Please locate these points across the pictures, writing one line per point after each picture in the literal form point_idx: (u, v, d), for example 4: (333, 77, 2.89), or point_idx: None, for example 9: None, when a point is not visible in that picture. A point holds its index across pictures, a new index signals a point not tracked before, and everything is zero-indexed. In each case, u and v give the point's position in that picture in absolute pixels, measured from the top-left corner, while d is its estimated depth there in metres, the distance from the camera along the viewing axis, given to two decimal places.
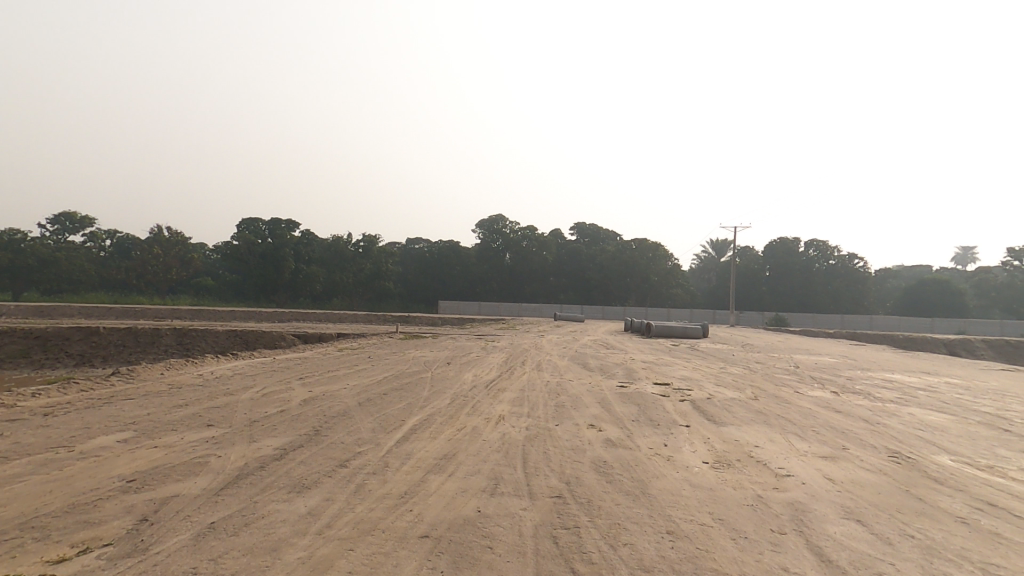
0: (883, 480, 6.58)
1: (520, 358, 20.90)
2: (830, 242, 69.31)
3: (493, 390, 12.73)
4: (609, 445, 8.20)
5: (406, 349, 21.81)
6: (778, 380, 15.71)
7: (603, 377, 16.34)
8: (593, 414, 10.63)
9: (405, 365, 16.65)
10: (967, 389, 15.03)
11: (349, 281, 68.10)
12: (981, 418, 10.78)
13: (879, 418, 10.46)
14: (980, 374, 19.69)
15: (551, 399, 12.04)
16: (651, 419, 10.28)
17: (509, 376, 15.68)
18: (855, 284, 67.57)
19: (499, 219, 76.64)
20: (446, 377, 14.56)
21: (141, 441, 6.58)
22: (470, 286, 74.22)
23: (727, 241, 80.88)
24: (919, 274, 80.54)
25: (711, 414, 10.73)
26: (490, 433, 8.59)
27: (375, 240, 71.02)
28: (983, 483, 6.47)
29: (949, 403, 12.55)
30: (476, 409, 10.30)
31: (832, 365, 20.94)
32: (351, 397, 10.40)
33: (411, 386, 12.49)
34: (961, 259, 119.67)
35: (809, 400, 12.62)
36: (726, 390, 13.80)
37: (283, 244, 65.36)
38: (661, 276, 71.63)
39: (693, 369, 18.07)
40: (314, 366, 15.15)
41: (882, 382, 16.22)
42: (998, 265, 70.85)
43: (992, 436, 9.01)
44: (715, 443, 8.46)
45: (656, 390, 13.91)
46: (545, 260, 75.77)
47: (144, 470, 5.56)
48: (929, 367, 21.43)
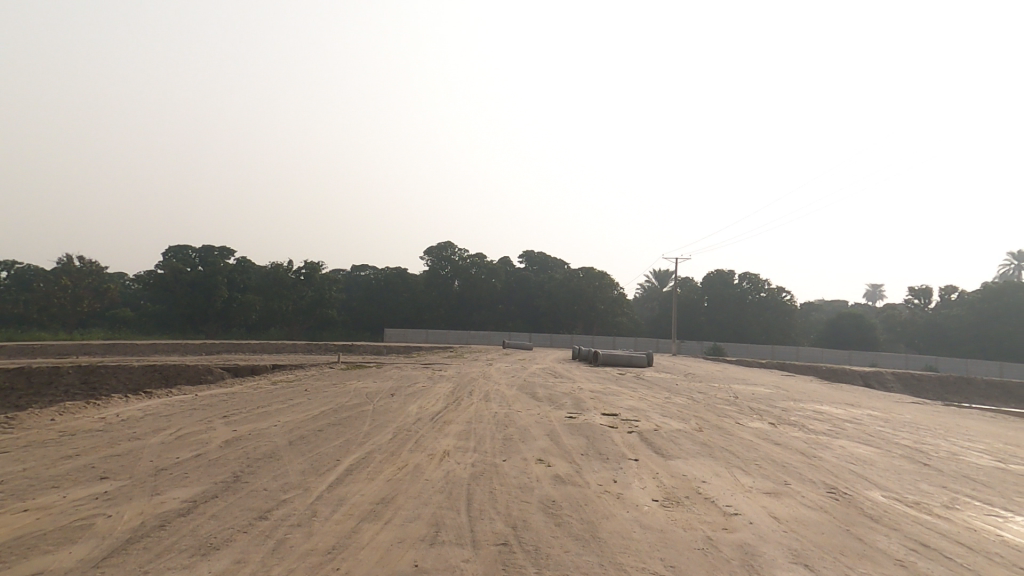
0: (824, 518, 6.62)
1: (466, 388, 20.40)
2: (761, 276, 73.05)
3: (437, 423, 12.21)
4: (558, 482, 7.91)
5: (346, 380, 20.78)
6: (720, 411, 15.98)
7: (551, 408, 16.07)
8: (541, 447, 10.33)
9: (344, 397, 15.83)
10: (889, 421, 15.81)
11: (289, 309, 65.28)
12: (904, 451, 11.27)
13: (815, 451, 10.73)
14: (898, 406, 20.90)
15: (498, 432, 11.64)
16: (600, 451, 10.11)
17: (454, 407, 15.16)
18: (784, 316, 71.34)
19: (447, 246, 76.24)
20: (388, 409, 13.89)
21: (11, 503, 5.97)
22: (417, 314, 72.76)
23: (669, 272, 83.80)
24: (839, 308, 86.16)
25: (658, 447, 10.68)
26: (432, 471, 8.09)
27: (318, 267, 68.75)
28: (915, 521, 6.61)
29: (875, 435, 13.11)
30: (419, 444, 9.77)
31: (768, 395, 21.65)
32: (281, 435, 9.65)
33: (349, 420, 11.80)
34: (873, 296, 129.60)
35: (750, 431, 12.83)
36: (671, 421, 13.87)
37: (215, 272, 62.88)
38: (606, 305, 72.93)
39: (639, 399, 18.13)
40: (242, 401, 14.08)
41: (814, 413, 16.83)
42: (903, 303, 77.15)
43: (917, 469, 9.37)
44: (664, 478, 8.35)
45: (604, 420, 13.79)
46: (494, 288, 75.68)
47: (8, 539, 4.98)
48: (854, 398, 22.56)
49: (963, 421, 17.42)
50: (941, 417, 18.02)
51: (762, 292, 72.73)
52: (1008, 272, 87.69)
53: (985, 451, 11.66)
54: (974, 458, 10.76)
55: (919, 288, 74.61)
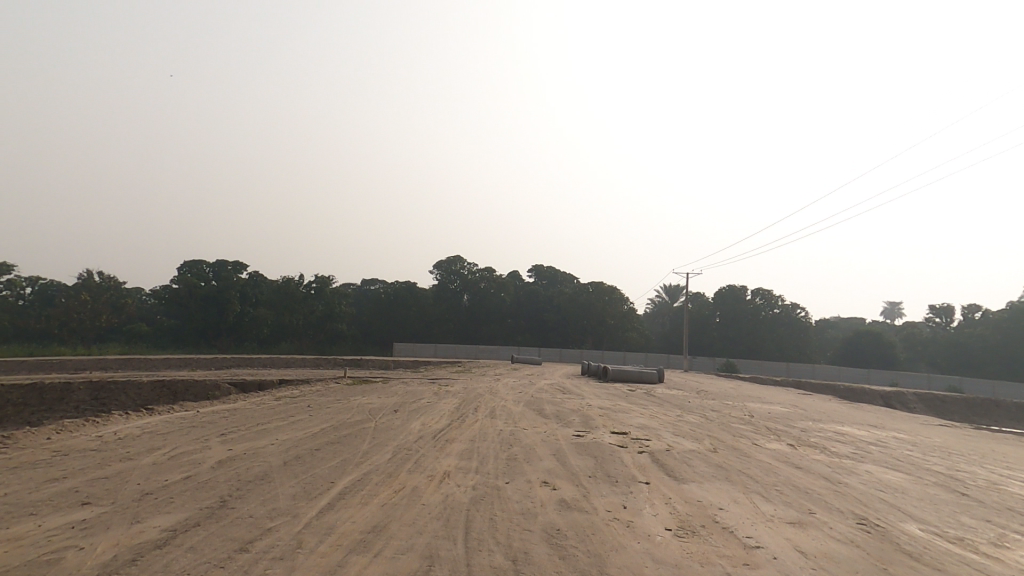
0: (856, 554, 6.06)
1: (472, 404, 19.88)
2: (775, 292, 71.90)
3: (440, 441, 11.78)
4: (563, 508, 7.41)
5: (350, 396, 20.42)
6: (735, 431, 15.34)
7: (559, 425, 15.54)
8: (547, 468, 9.81)
9: (346, 414, 15.44)
10: (916, 444, 15.04)
11: (299, 323, 65.56)
12: (936, 478, 10.60)
13: (840, 476, 10.11)
14: (923, 428, 20.03)
15: (502, 452, 11.14)
16: (608, 473, 9.57)
17: (459, 424, 14.69)
18: (799, 332, 70.05)
19: (457, 260, 76.08)
20: (390, 427, 13.46)
21: None
22: (427, 328, 72.50)
23: (680, 287, 82.96)
24: (855, 326, 84.56)
25: (670, 469, 10.12)
26: (431, 495, 7.63)
27: (328, 281, 68.91)
28: (958, 559, 6.02)
29: (902, 460, 12.44)
30: (419, 465, 9.30)
31: (784, 414, 20.92)
32: (276, 455, 9.23)
33: (348, 439, 11.37)
34: (889, 312, 127.35)
35: (768, 453, 12.21)
36: (684, 441, 13.28)
37: (228, 286, 62.87)
38: (617, 320, 72.11)
39: (650, 417, 17.53)
40: (242, 417, 13.74)
41: (835, 434, 16.10)
42: (922, 321, 75.43)
43: (952, 499, 8.76)
44: (678, 504, 7.82)
45: (614, 440, 13.22)
46: (503, 302, 75.34)
47: None
48: (875, 418, 21.74)
49: (994, 446, 16.61)
50: (969, 441, 17.20)
51: (777, 308, 71.50)
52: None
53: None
54: (1013, 488, 10.09)
55: (939, 306, 73.04)
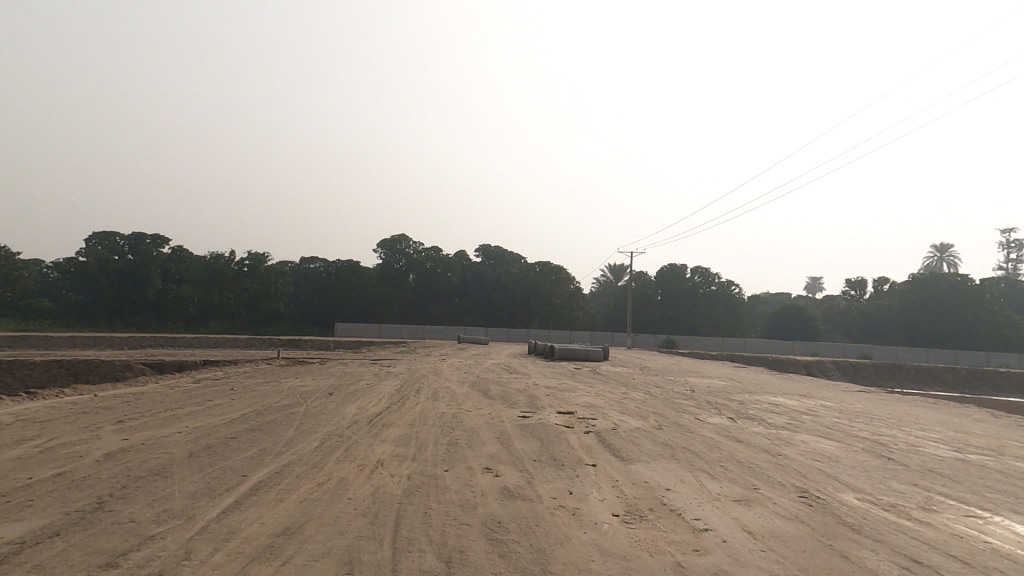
0: (801, 530, 5.91)
1: (413, 386, 19.09)
2: (712, 270, 74.69)
3: (376, 427, 11.00)
4: (505, 496, 6.91)
5: (282, 378, 19.16)
6: (678, 407, 15.41)
7: (503, 406, 15.06)
8: (490, 453, 9.29)
9: (274, 398, 14.31)
10: (843, 413, 15.67)
11: (230, 302, 61.97)
12: (865, 444, 10.91)
13: (779, 448, 10.19)
14: (846, 396, 21.10)
15: (442, 436, 10.51)
16: (554, 456, 9.18)
17: (398, 408, 13.95)
18: (733, 308, 73.28)
19: (402, 239, 73.82)
20: (322, 411, 12.53)
21: None
22: (371, 308, 70.38)
23: (624, 266, 84.74)
24: (782, 302, 89.66)
25: (616, 449, 9.86)
26: (358, 487, 6.89)
27: (263, 259, 65.28)
28: (899, 530, 5.99)
29: (833, 428, 12.81)
30: (348, 454, 8.53)
31: (723, 388, 21.47)
32: (181, 447, 8.22)
33: (272, 425, 10.39)
34: (812, 288, 135.82)
35: (710, 428, 12.24)
36: (629, 419, 13.13)
37: (147, 262, 58.45)
38: (562, 298, 72.70)
39: (595, 395, 17.37)
40: (150, 403, 12.38)
41: (770, 406, 16.56)
42: (841, 296, 80.87)
43: (882, 466, 8.94)
44: (625, 487, 7.50)
45: (559, 420, 12.88)
46: (449, 281, 74.25)
47: None
48: (804, 388, 22.71)
49: (910, 409, 17.61)
50: (889, 406, 18.15)
51: (713, 286, 74.40)
52: (930, 264, 93.84)
53: (942, 441, 11.47)
54: (934, 450, 10.49)
55: (855, 280, 78.41)
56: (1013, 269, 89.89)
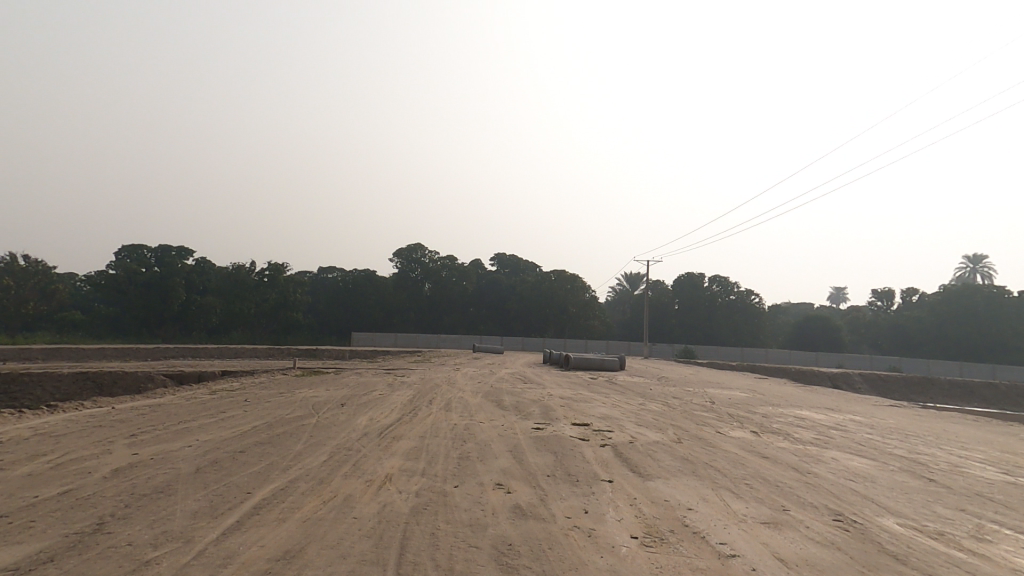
0: (839, 559, 5.47)
1: (427, 396, 18.84)
2: (730, 279, 73.49)
3: (387, 439, 10.73)
4: (518, 516, 6.57)
5: (295, 388, 19.06)
6: (698, 419, 14.91)
7: (517, 418, 14.71)
8: (502, 468, 8.94)
9: (286, 409, 14.15)
10: (873, 428, 15.00)
11: (251, 312, 62.68)
12: (900, 463, 10.34)
13: (808, 466, 9.69)
14: (875, 410, 20.31)
15: (454, 449, 10.21)
16: (569, 471, 8.82)
17: (411, 419, 13.69)
18: (753, 318, 71.88)
19: (418, 248, 74.04)
20: (333, 423, 12.32)
21: None
22: (387, 317, 70.54)
23: (641, 275, 83.87)
24: (804, 312, 87.83)
25: (635, 464, 9.46)
26: (365, 505, 6.61)
27: (282, 269, 66.01)
28: (946, 561, 5.52)
29: (864, 445, 12.22)
30: (357, 469, 8.27)
31: (744, 400, 20.82)
32: (187, 460, 8.03)
33: (282, 438, 10.21)
34: (835, 298, 132.98)
35: (733, 443, 11.73)
36: (648, 432, 12.69)
37: (171, 273, 59.58)
38: (579, 308, 72.08)
39: (612, 406, 16.94)
40: (162, 414, 12.30)
41: (795, 420, 15.94)
42: (865, 305, 78.91)
43: (921, 487, 8.40)
44: (644, 506, 7.10)
45: (575, 433, 12.49)
46: (465, 290, 74.18)
47: None
48: (830, 402, 21.95)
49: (944, 426, 16.84)
50: (921, 422, 17.39)
51: (732, 295, 73.13)
52: (961, 276, 91.11)
53: (984, 462, 10.83)
54: (976, 471, 9.89)
55: (880, 289, 76.55)
56: None
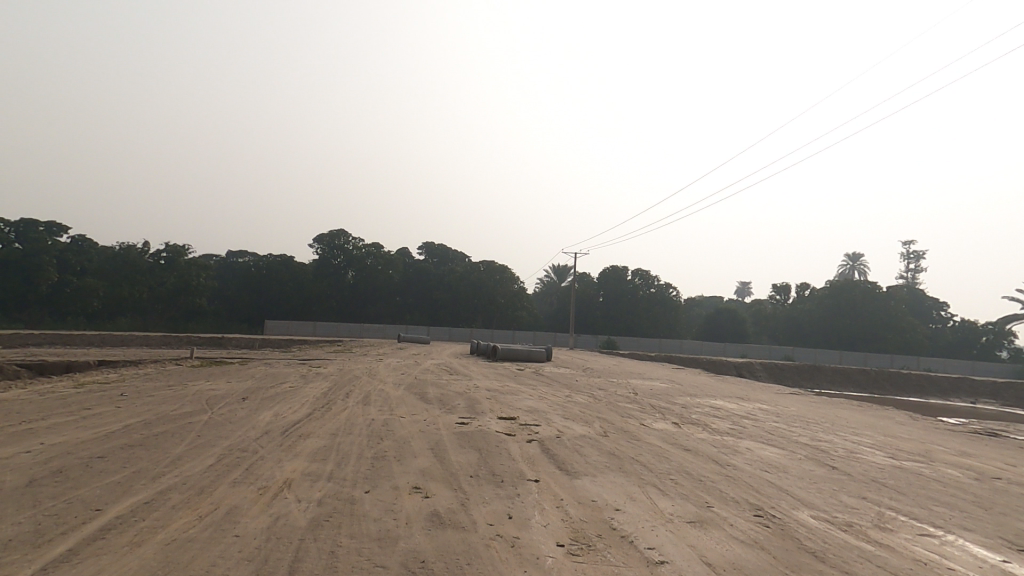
0: (763, 560, 5.31)
1: (343, 389, 17.62)
2: (651, 273, 76.43)
3: (290, 438, 9.66)
4: (433, 525, 5.92)
5: (190, 381, 17.15)
6: (622, 411, 14.93)
7: (439, 412, 13.99)
8: (420, 469, 8.22)
9: (176, 404, 12.55)
10: (781, 416, 15.73)
11: (143, 297, 57.39)
12: (807, 452, 10.72)
13: (726, 457, 9.81)
14: (780, 397, 21.52)
15: (367, 448, 9.34)
16: (493, 471, 8.29)
17: (322, 414, 12.57)
18: (671, 311, 75.20)
19: (340, 234, 70.64)
20: (229, 420, 11.01)
21: None
22: (305, 305, 66.86)
23: (567, 267, 85.30)
24: (716, 305, 93.44)
25: (561, 460, 9.10)
26: (253, 519, 5.68)
27: (183, 251, 61.09)
28: (861, 557, 5.52)
29: (774, 434, 12.67)
30: (251, 474, 7.25)
31: (664, 390, 21.36)
32: (29, 474, 6.64)
33: (163, 439, 8.88)
34: (740, 292, 142.89)
35: (656, 435, 11.71)
36: (573, 425, 12.46)
37: (39, 249, 53.09)
38: (506, 298, 72.01)
39: (537, 398, 16.63)
40: (12, 414, 10.41)
41: (712, 410, 16.40)
42: (768, 299, 85.09)
43: (829, 476, 8.60)
44: (570, 507, 6.70)
45: (500, 427, 12.00)
46: (390, 278, 71.74)
47: None
48: (740, 390, 23.04)
49: (839, 412, 18.03)
50: (819, 408, 18.55)
51: (652, 288, 76.10)
52: (844, 271, 100.68)
53: (876, 447, 11.47)
54: (872, 457, 10.43)
55: (781, 285, 82.86)
56: (913, 278, 98.32)
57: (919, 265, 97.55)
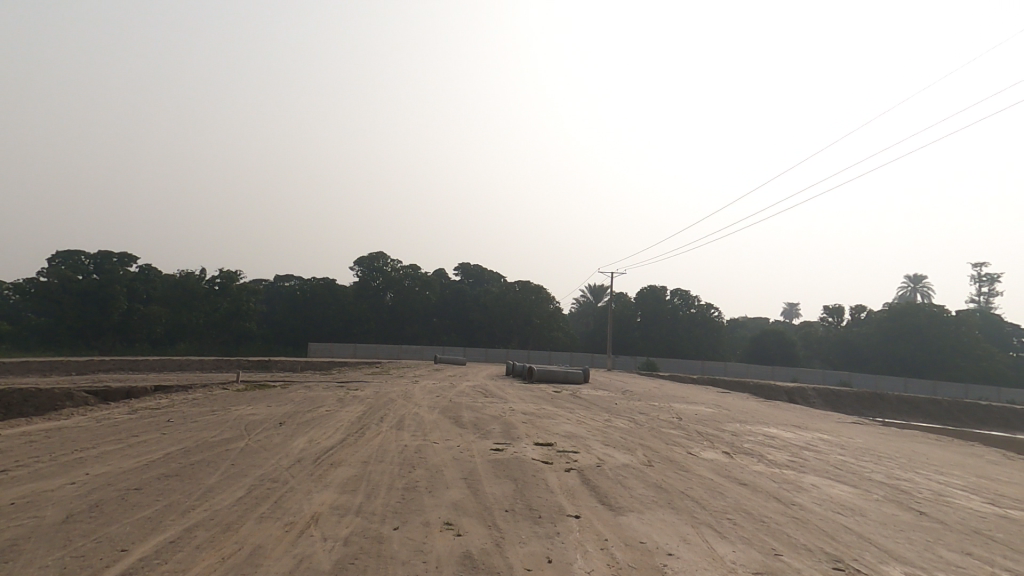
0: None
1: (378, 412, 17.36)
2: (692, 292, 74.38)
3: (322, 466, 9.32)
4: (466, 570, 5.38)
5: (231, 405, 17.20)
6: (667, 438, 14.06)
7: (474, 437, 13.44)
8: (453, 502, 7.68)
9: (214, 430, 12.51)
10: (844, 448, 14.51)
11: (200, 322, 59.26)
12: (884, 491, 9.67)
13: (790, 495, 8.89)
14: (840, 427, 20.03)
15: (399, 477, 8.91)
16: (530, 503, 7.70)
17: (356, 440, 12.26)
18: (714, 331, 72.74)
19: (380, 256, 71.80)
20: (263, 446, 10.81)
21: None
22: (346, 327, 67.94)
23: (605, 287, 84.10)
24: (761, 325, 90.10)
25: (603, 492, 8.43)
26: (277, 561, 5.29)
27: (235, 277, 62.93)
28: None
29: (841, 468, 11.58)
30: (278, 508, 6.91)
31: (711, 416, 20.23)
32: (59, 509, 6.46)
33: (196, 468, 8.68)
34: (786, 312, 137.23)
35: (706, 466, 10.86)
36: (616, 452, 11.72)
37: (112, 280, 56.06)
38: (542, 319, 71.31)
39: (577, 423, 15.93)
40: (57, 442, 10.50)
41: (766, 439, 15.30)
42: (819, 320, 81.25)
43: (919, 524, 7.75)
44: (616, 550, 6.05)
45: (537, 454, 11.39)
46: (427, 300, 72.24)
47: None
48: (796, 418, 21.63)
49: (911, 446, 16.57)
50: (889, 441, 17.11)
51: (693, 308, 73.93)
52: (902, 293, 95.33)
53: (967, 489, 10.36)
54: (963, 502, 9.34)
55: (832, 306, 79.02)
56: (984, 304, 91.92)
57: (994, 289, 91.79)
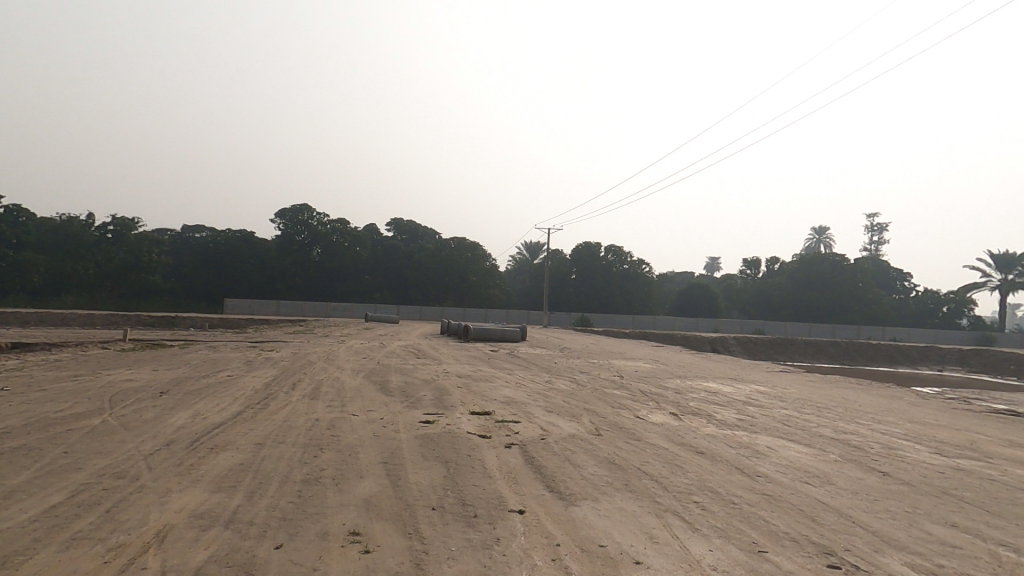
0: None
1: (290, 378, 15.27)
2: (625, 249, 75.23)
3: (198, 453, 7.38)
4: None
5: (103, 369, 14.46)
6: (612, 400, 13.14)
7: (401, 407, 11.80)
8: (365, 499, 6.11)
9: (67, 403, 10.09)
10: (784, 401, 14.26)
11: (91, 273, 52.94)
12: (840, 450, 9.11)
13: (751, 462, 8.04)
14: (771, 377, 20.20)
15: (300, 464, 7.20)
16: (464, 498, 6.24)
17: (255, 414, 10.31)
18: (644, 287, 74.29)
19: (303, 209, 65.85)
20: (127, 425, 8.69)
21: None
22: (268, 284, 63.16)
23: (540, 243, 83.57)
24: (687, 281, 93.55)
25: (550, 475, 7.15)
26: None
27: (132, 224, 56.26)
28: None
29: (789, 424, 11.09)
30: (114, 522, 5.04)
31: (650, 372, 19.72)
32: None
33: (11, 463, 6.49)
34: (710, 266, 144.09)
35: (658, 432, 9.89)
36: (560, 420, 10.52)
37: None
38: (477, 275, 69.69)
39: (515, 386, 14.64)
40: None
41: (709, 395, 14.81)
42: (739, 275, 85.20)
43: (889, 489, 7.03)
44: (572, 563, 4.75)
45: (471, 426, 9.99)
46: (358, 256, 68.16)
47: None
48: (730, 370, 21.61)
49: (840, 393, 16.72)
50: (819, 390, 17.26)
51: (626, 264, 74.84)
52: (810, 246, 102.04)
53: (914, 440, 10.09)
54: (916, 456, 8.88)
55: (751, 260, 82.88)
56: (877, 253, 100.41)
57: (884, 238, 100.29)
